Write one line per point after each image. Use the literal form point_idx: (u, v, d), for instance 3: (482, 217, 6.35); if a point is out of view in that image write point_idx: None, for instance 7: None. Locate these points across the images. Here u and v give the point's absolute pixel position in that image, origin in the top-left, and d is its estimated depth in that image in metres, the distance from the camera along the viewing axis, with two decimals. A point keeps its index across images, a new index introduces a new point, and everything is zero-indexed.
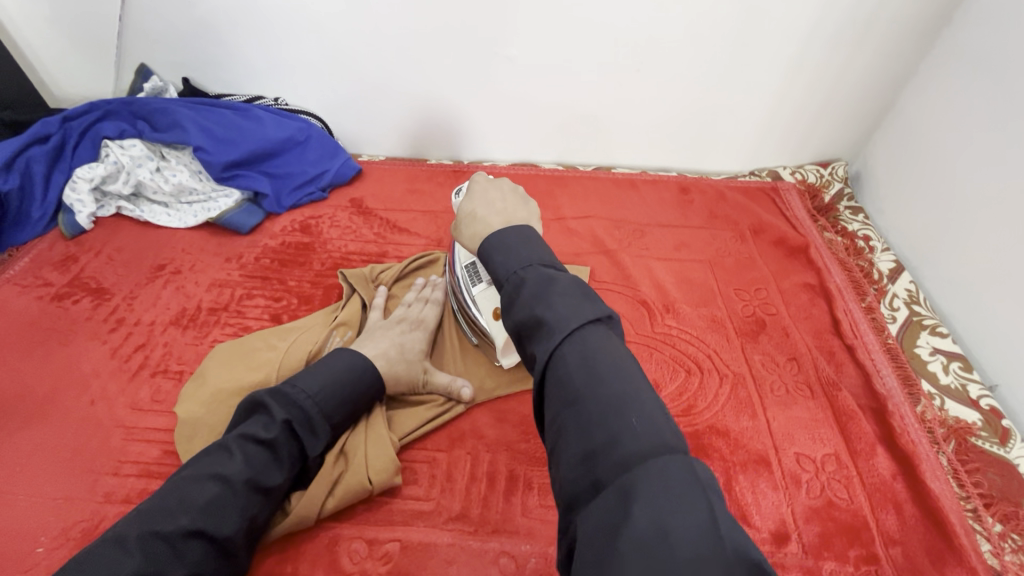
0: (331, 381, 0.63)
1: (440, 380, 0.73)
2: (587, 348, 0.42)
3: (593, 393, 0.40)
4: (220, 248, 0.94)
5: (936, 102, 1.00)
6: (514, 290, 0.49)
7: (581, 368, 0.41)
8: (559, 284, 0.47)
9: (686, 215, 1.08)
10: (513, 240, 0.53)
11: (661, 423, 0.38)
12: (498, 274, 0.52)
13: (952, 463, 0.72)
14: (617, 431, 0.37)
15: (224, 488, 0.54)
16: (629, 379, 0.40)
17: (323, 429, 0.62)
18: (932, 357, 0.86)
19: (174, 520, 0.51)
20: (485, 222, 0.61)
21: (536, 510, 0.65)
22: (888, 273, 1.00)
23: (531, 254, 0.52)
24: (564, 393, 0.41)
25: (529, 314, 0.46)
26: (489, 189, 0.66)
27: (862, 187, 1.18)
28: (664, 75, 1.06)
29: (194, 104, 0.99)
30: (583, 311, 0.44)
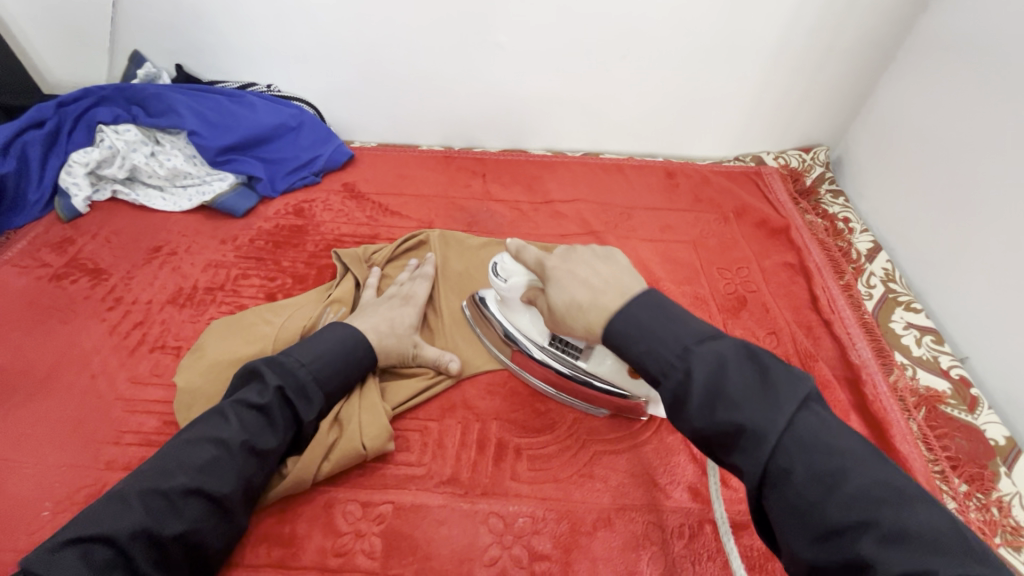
0: (323, 351, 0.65)
1: (429, 353, 0.75)
2: (812, 459, 0.41)
3: (846, 513, 0.38)
4: (216, 230, 0.96)
5: (914, 86, 1.03)
6: (679, 385, 0.47)
7: (814, 483, 0.40)
8: (736, 375, 0.45)
9: (672, 199, 1.11)
10: (649, 322, 0.51)
11: (956, 557, 0.35)
12: (652, 369, 0.49)
13: (921, 429, 0.76)
14: (912, 560, 0.35)
15: (220, 449, 0.56)
16: (871, 483, 0.39)
17: (315, 395, 0.64)
18: (906, 331, 0.89)
19: (172, 479, 0.53)
20: (597, 309, 0.55)
21: (524, 474, 0.68)
22: (866, 252, 1.03)
23: (680, 333, 0.49)
24: (806, 523, 0.40)
25: (721, 421, 0.44)
26: (576, 267, 0.60)
27: (843, 172, 1.22)
28: (652, 62, 1.08)
29: (188, 90, 1.01)
30: (785, 406, 0.42)
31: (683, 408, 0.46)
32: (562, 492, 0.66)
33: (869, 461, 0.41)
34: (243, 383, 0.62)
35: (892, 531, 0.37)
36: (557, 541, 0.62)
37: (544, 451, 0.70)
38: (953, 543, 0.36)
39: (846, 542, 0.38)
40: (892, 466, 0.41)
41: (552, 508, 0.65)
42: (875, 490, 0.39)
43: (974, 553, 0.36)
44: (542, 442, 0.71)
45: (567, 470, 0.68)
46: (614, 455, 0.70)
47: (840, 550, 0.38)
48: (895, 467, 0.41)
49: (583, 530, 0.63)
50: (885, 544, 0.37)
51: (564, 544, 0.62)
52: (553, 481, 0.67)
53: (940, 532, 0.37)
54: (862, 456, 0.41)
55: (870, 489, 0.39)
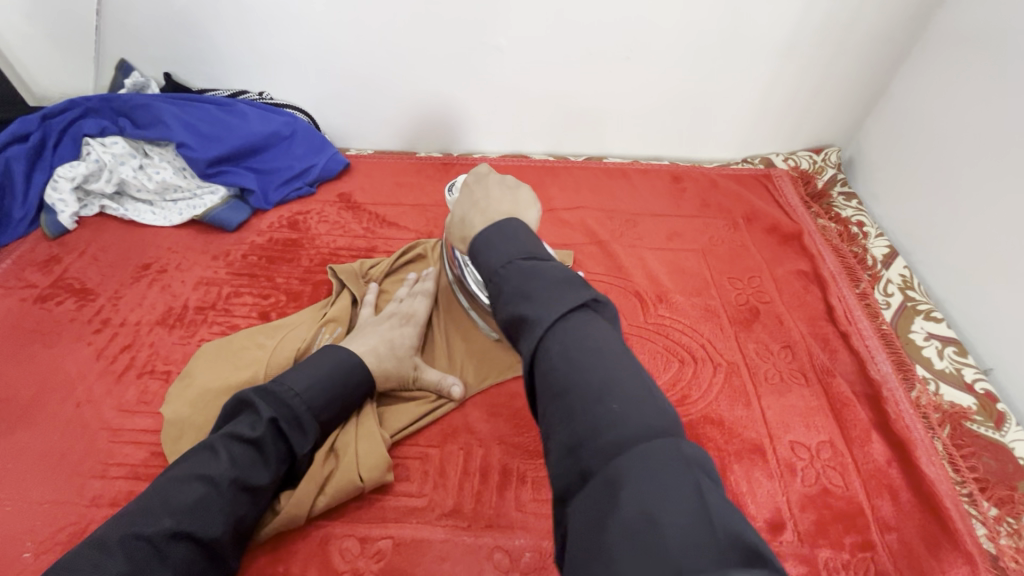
0: (319, 378, 0.62)
1: (431, 377, 0.72)
2: (577, 340, 0.42)
3: (581, 383, 0.40)
4: (207, 246, 0.93)
5: (931, 84, 0.98)
6: (497, 287, 0.48)
7: (565, 362, 0.41)
8: (542, 277, 0.46)
9: (679, 204, 1.07)
10: (495, 237, 0.51)
11: (668, 449, 0.35)
12: (484, 271, 0.51)
13: (947, 448, 0.72)
14: (630, 422, 0.37)
15: (209, 488, 0.53)
16: (614, 367, 0.41)
17: (311, 426, 0.61)
18: (927, 342, 0.85)
19: (157, 522, 0.50)
20: (470, 222, 0.62)
21: (530, 504, 0.64)
22: (883, 259, 0.99)
23: (516, 246, 0.50)
24: (550, 389, 0.41)
25: (512, 311, 0.45)
26: (476, 189, 0.65)
27: (855, 173, 1.18)
28: (656, 63, 1.04)
29: (176, 100, 0.97)
30: (562, 303, 0.43)
31: (496, 304, 0.48)
32: None
33: (642, 398, 0.39)
34: (233, 412, 0.59)
35: (606, 398, 0.38)
36: None
37: None
38: (674, 473, 0.33)
39: (586, 455, 0.37)
40: (633, 359, 0.42)
41: None
42: (620, 384, 0.39)
43: (665, 419, 0.38)
44: None
45: None
46: None
47: (567, 413, 0.39)
48: (636, 363, 0.42)
49: None
50: (609, 453, 0.36)
51: None
52: None
53: (676, 479, 0.33)
54: (624, 380, 0.40)
55: (637, 420, 0.37)
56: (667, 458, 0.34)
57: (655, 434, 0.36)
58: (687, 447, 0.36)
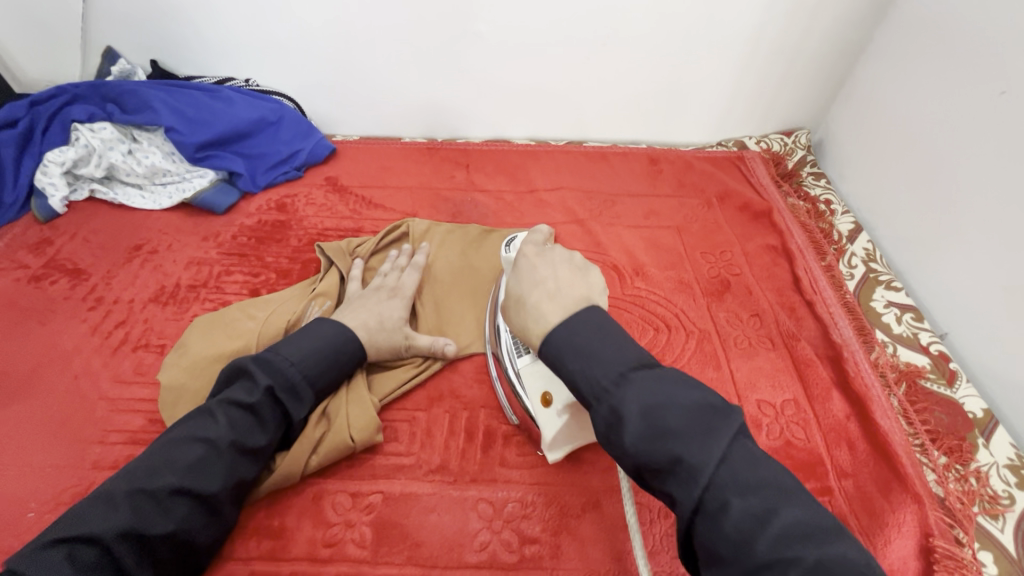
0: (314, 350, 0.65)
1: (423, 343, 0.74)
2: (737, 470, 0.42)
3: (763, 514, 0.40)
4: (197, 228, 0.95)
5: (894, 67, 1.03)
6: (613, 411, 0.46)
7: (745, 502, 0.40)
8: (673, 397, 0.45)
9: (655, 184, 1.11)
10: (587, 339, 0.50)
11: (792, 495, 0.41)
12: (585, 392, 0.48)
13: (901, 403, 0.77)
14: (816, 558, 0.37)
15: (209, 448, 0.56)
16: (783, 488, 0.41)
17: (305, 394, 0.64)
18: (887, 309, 0.91)
19: (161, 479, 0.53)
20: (537, 315, 0.53)
21: (512, 460, 0.68)
22: (848, 233, 1.04)
23: (618, 360, 0.48)
24: (725, 543, 0.40)
25: (660, 452, 0.43)
26: (538, 265, 0.58)
27: (824, 155, 1.23)
28: (632, 48, 1.08)
29: (164, 86, 0.99)
30: (713, 442, 0.42)
31: (615, 437, 0.46)
32: (550, 476, 0.67)
33: (809, 506, 0.41)
34: (232, 380, 0.62)
35: (801, 539, 0.39)
36: (547, 525, 0.63)
37: (532, 436, 0.70)
38: None
39: None
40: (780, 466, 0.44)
41: (540, 493, 0.65)
42: (778, 501, 0.40)
43: (842, 536, 0.39)
44: (530, 428, 0.71)
45: (556, 455, 0.69)
46: None
47: (663, 451, 0.43)
48: (806, 492, 0.42)
49: (572, 512, 0.64)
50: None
51: (553, 527, 0.63)
52: (541, 466, 0.68)
53: None
54: (789, 490, 0.42)
55: (831, 549, 0.38)
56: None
57: (852, 565, 0.37)
58: (850, 550, 0.39)
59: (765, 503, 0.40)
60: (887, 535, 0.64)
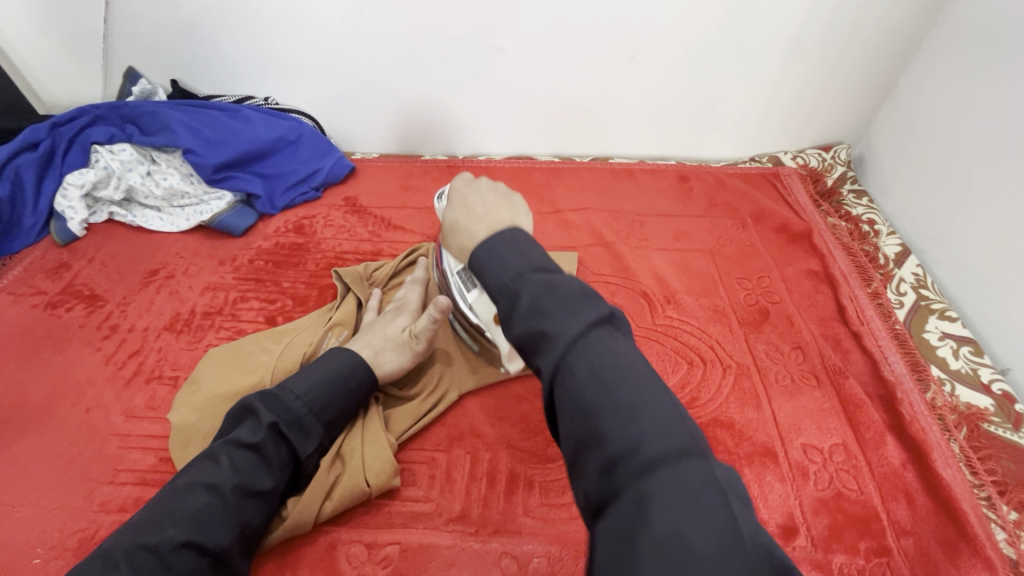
0: (321, 381, 0.62)
1: (421, 326, 0.69)
2: (599, 356, 0.37)
3: (601, 398, 0.36)
4: (214, 251, 0.94)
5: (944, 78, 0.96)
6: (511, 302, 0.42)
7: (594, 381, 0.37)
8: (559, 291, 0.40)
9: (686, 204, 1.06)
10: (502, 247, 0.44)
11: (649, 387, 0.37)
12: (490, 288, 0.44)
13: (964, 450, 0.71)
14: (636, 436, 0.34)
15: (211, 495, 0.53)
16: (643, 391, 0.37)
17: (314, 428, 0.60)
18: (942, 342, 0.84)
19: (162, 532, 0.50)
20: (469, 234, 0.51)
21: (538, 509, 0.64)
22: (895, 257, 0.98)
23: (521, 256, 0.44)
24: (579, 416, 0.36)
25: (528, 329, 0.40)
26: (469, 195, 0.54)
27: (865, 170, 1.16)
28: (661, 62, 1.04)
29: (184, 106, 0.98)
30: (581, 319, 0.38)
31: (508, 323, 0.41)
32: (578, 529, 0.62)
33: (657, 394, 0.37)
34: (237, 419, 0.59)
35: (630, 413, 0.35)
36: None
37: (559, 483, 0.66)
38: (705, 492, 0.31)
39: (621, 475, 0.34)
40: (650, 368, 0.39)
41: (568, 547, 0.61)
42: (643, 390, 0.37)
43: (690, 432, 0.35)
44: (556, 474, 0.67)
45: None
46: None
47: (531, 331, 0.39)
48: (662, 385, 0.38)
49: None
50: (642, 473, 0.33)
51: None
52: (569, 516, 0.63)
53: (709, 500, 0.31)
54: (641, 369, 0.38)
55: (663, 438, 0.34)
56: (696, 470, 0.32)
57: (679, 451, 0.33)
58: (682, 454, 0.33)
59: (625, 397, 0.36)
60: None
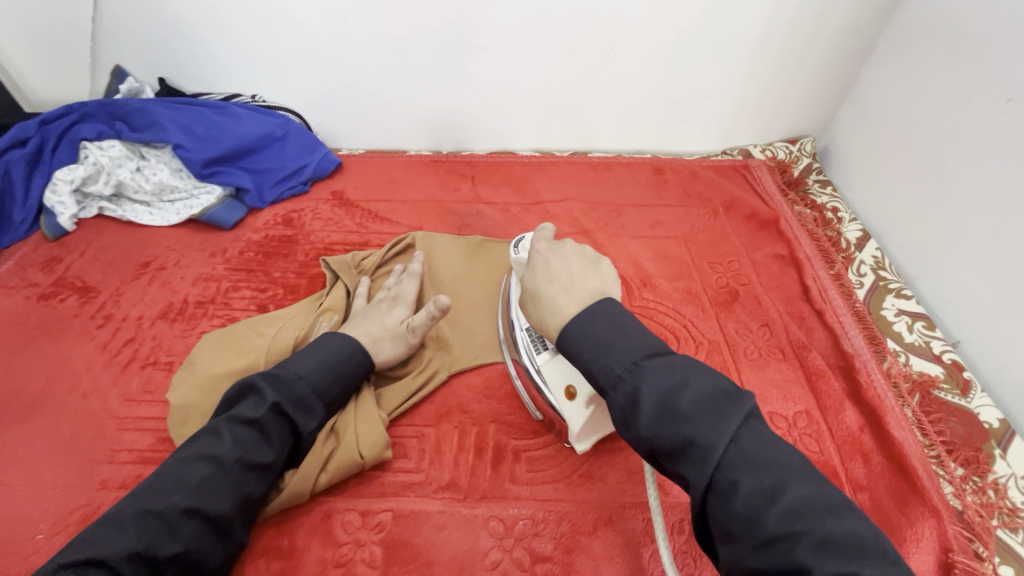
0: (320, 362, 0.65)
1: (419, 320, 0.71)
2: (746, 448, 0.42)
3: (780, 507, 0.39)
4: (205, 243, 0.96)
5: (898, 73, 1.03)
6: (632, 389, 0.46)
7: (751, 468, 0.41)
8: (690, 387, 0.45)
9: (661, 194, 1.11)
10: (603, 331, 0.51)
11: (801, 474, 0.41)
12: (600, 379, 0.49)
13: (916, 414, 0.76)
14: (823, 532, 0.38)
15: (214, 467, 0.56)
16: (796, 471, 0.41)
17: (314, 406, 0.64)
18: (897, 318, 0.90)
19: (167, 499, 0.53)
20: (553, 304, 0.56)
21: (523, 476, 0.68)
22: (856, 241, 1.04)
23: (630, 346, 0.49)
24: (748, 526, 0.40)
25: (671, 434, 0.44)
26: (552, 261, 0.60)
27: (829, 162, 1.23)
28: (635, 59, 1.08)
29: (172, 104, 1.00)
30: (730, 420, 0.43)
31: (633, 420, 0.46)
32: (561, 493, 0.66)
33: (806, 473, 0.41)
34: (238, 397, 0.62)
35: (809, 521, 0.38)
36: (559, 543, 0.62)
37: (542, 452, 0.70)
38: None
39: (809, 561, 0.37)
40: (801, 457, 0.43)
41: (551, 510, 0.65)
42: (799, 478, 0.41)
43: (867, 523, 0.39)
44: (539, 444, 0.71)
45: (567, 470, 0.68)
46: (612, 453, 0.70)
47: (675, 433, 0.43)
48: (819, 475, 0.42)
49: (584, 530, 0.63)
50: (823, 553, 0.37)
51: (565, 545, 0.62)
52: (552, 481, 0.67)
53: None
54: (788, 457, 0.42)
55: (844, 528, 0.38)
56: (881, 561, 0.36)
57: (863, 546, 0.37)
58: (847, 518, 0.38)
59: (773, 480, 0.40)
60: (906, 550, 0.63)
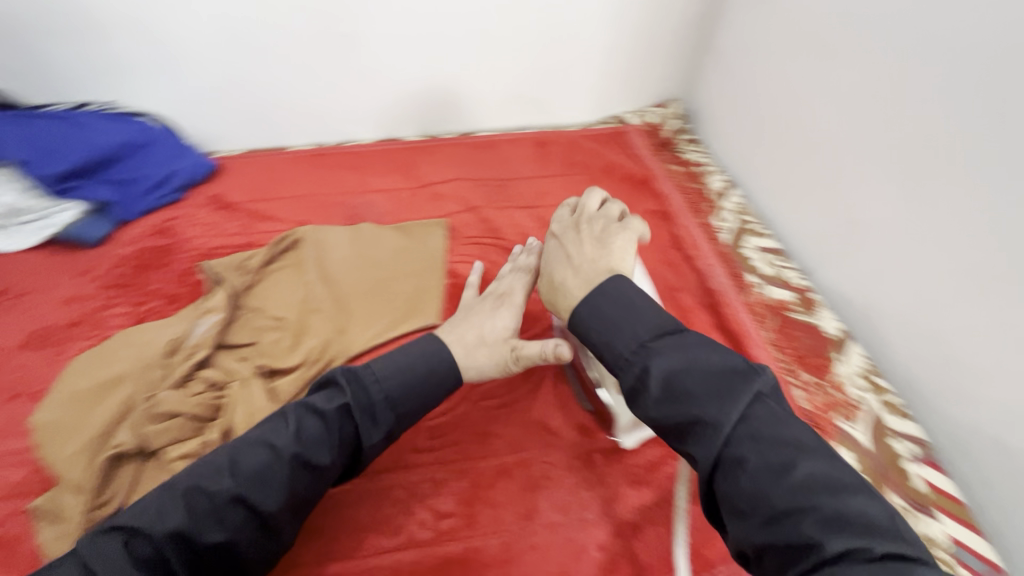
0: (396, 362, 0.62)
1: (531, 352, 0.65)
2: (760, 433, 0.46)
3: (793, 499, 0.42)
4: (69, 263, 0.90)
5: (735, 32, 1.13)
6: (637, 370, 0.52)
7: (759, 450, 0.45)
8: (704, 365, 0.49)
9: (545, 166, 1.16)
10: (609, 308, 0.57)
11: (816, 453, 0.45)
12: (611, 357, 0.55)
13: (772, 334, 0.87)
14: (843, 536, 0.39)
15: (270, 455, 0.55)
16: (817, 458, 0.44)
17: (384, 417, 0.60)
18: (756, 254, 1.00)
19: (174, 487, 0.53)
20: (563, 285, 0.65)
21: (422, 445, 0.70)
22: (720, 190, 1.14)
23: (637, 327, 0.54)
24: (757, 509, 0.43)
25: (676, 411, 0.48)
26: (567, 245, 0.69)
27: (696, 121, 1.32)
28: (503, 37, 1.12)
29: (11, 117, 0.93)
30: (737, 399, 0.47)
31: (639, 399, 0.51)
32: (461, 454, 0.70)
33: (814, 450, 0.45)
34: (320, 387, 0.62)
35: (827, 515, 0.40)
36: (459, 499, 0.66)
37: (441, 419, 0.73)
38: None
39: (799, 538, 0.40)
40: (835, 456, 0.45)
41: (452, 470, 0.68)
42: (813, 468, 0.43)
43: (900, 535, 0.40)
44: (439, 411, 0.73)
45: (464, 432, 0.71)
46: (506, 409, 0.74)
47: (680, 412, 0.48)
48: (838, 460, 0.45)
49: (483, 483, 0.67)
50: (827, 528, 0.40)
51: (466, 500, 0.66)
52: (451, 444, 0.70)
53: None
54: (807, 444, 0.45)
55: (862, 521, 0.40)
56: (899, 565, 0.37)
57: (881, 543, 0.39)
58: (862, 505, 0.41)
59: (782, 457, 0.44)
60: None
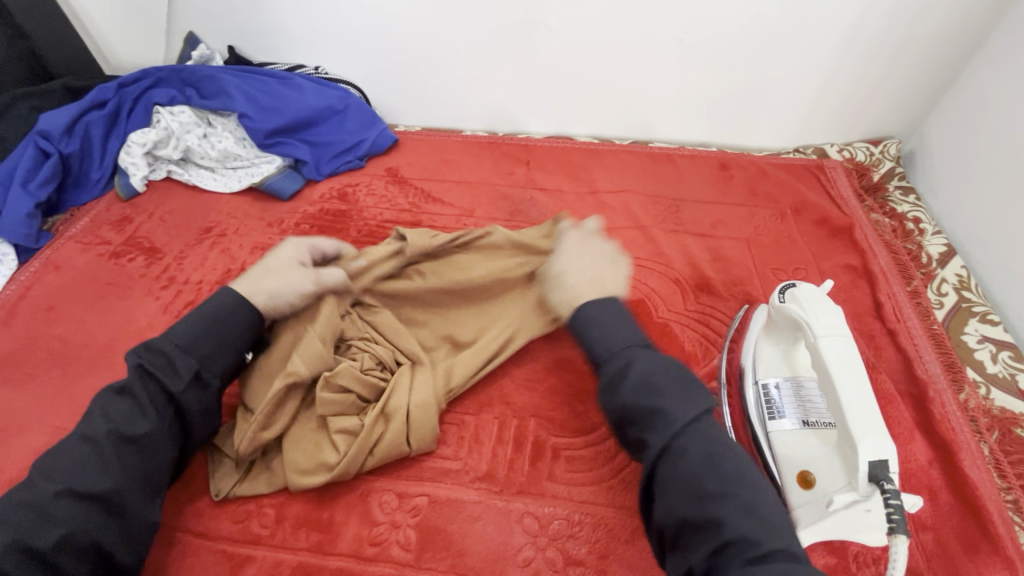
0: (192, 322, 0.61)
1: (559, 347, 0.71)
2: (708, 444, 0.52)
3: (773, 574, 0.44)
4: (263, 213, 0.98)
5: (1004, 72, 0.92)
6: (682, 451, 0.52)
7: (704, 463, 0.51)
8: (691, 452, 0.52)
9: (726, 192, 1.05)
10: (669, 380, 0.57)
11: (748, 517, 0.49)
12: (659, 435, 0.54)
13: (993, 454, 0.70)
14: None
15: (90, 442, 0.54)
16: (749, 481, 0.51)
17: (188, 370, 0.59)
18: (980, 345, 0.82)
19: (96, 442, 0.54)
20: None
21: (561, 475, 0.66)
22: (939, 257, 0.95)
23: (668, 404, 0.55)
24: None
25: (705, 503, 0.49)
26: None
27: (914, 167, 1.12)
28: (709, 46, 1.02)
29: (240, 73, 1.02)
30: (739, 483, 0.50)
31: (671, 484, 0.52)
32: (600, 497, 0.65)
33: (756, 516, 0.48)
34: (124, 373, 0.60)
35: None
36: (593, 548, 0.61)
37: (583, 453, 0.68)
38: None
39: None
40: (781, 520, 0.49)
41: (589, 513, 0.63)
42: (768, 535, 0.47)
43: None
44: (582, 444, 0.69)
45: (606, 474, 0.66)
46: None
47: (712, 507, 0.49)
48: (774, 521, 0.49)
49: (621, 538, 0.62)
50: None
51: (599, 551, 0.61)
52: (591, 484, 0.66)
53: None
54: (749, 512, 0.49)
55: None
56: None
57: None
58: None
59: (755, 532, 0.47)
60: None
